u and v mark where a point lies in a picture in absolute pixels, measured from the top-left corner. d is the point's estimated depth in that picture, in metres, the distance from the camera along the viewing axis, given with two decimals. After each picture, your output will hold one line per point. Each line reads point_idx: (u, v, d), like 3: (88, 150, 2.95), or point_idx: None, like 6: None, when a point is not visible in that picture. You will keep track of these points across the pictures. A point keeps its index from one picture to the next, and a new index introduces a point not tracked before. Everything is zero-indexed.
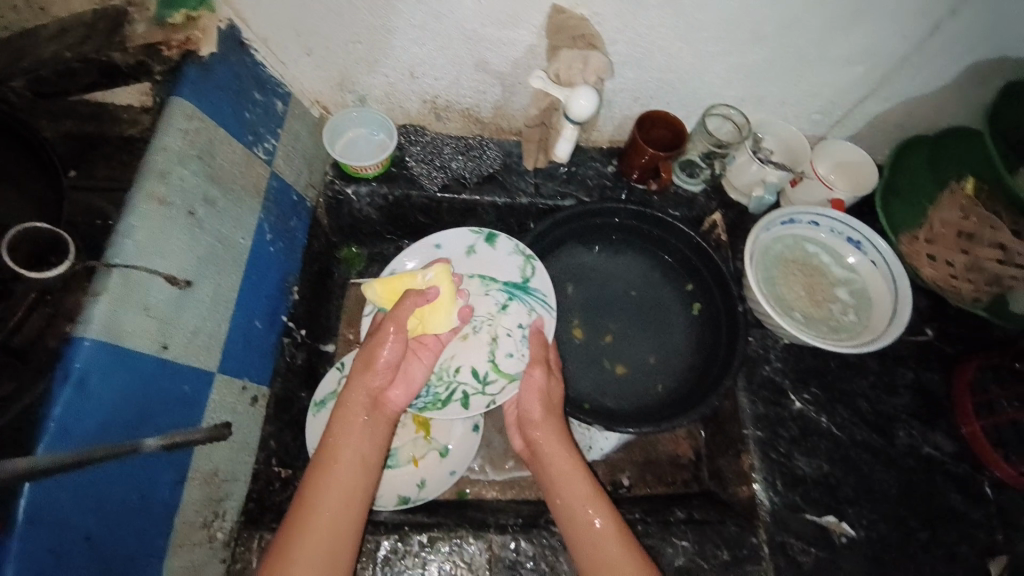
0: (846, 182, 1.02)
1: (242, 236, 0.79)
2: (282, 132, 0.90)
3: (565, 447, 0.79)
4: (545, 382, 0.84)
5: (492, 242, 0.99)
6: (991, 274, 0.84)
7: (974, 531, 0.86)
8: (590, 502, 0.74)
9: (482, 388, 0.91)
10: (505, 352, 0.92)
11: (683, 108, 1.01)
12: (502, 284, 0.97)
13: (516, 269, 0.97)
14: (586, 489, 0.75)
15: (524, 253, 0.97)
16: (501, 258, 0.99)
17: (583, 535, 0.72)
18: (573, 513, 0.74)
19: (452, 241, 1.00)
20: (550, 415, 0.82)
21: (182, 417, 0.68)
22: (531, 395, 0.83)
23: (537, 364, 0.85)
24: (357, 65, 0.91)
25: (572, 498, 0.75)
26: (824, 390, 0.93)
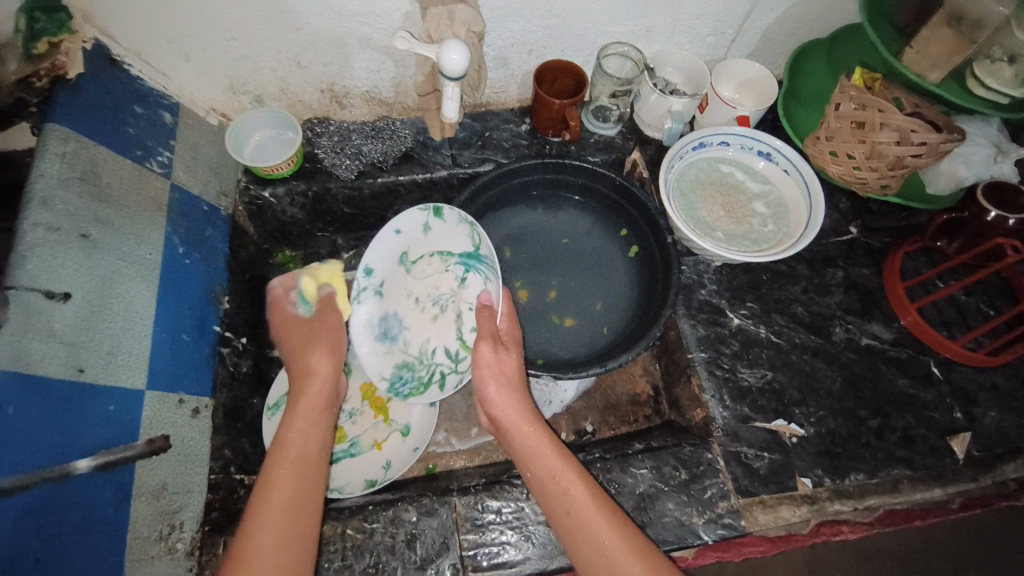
0: (750, 98, 1.04)
1: (149, 252, 0.79)
2: (177, 144, 0.90)
3: (526, 424, 0.76)
4: (495, 359, 0.79)
5: (440, 214, 0.85)
6: (891, 159, 0.86)
7: (929, 411, 0.88)
8: (558, 477, 0.72)
9: (457, 367, 0.86)
10: (472, 326, 0.86)
11: (578, 52, 1.01)
12: (457, 255, 0.86)
13: (467, 238, 0.86)
14: (555, 462, 0.73)
15: (469, 220, 0.84)
16: (453, 229, 0.86)
17: (558, 507, 0.70)
18: (547, 488, 0.72)
19: (405, 222, 0.84)
20: (510, 393, 0.78)
21: (115, 435, 0.68)
22: (485, 378, 0.79)
23: (484, 340, 0.79)
24: (240, 64, 0.91)
25: (541, 475, 0.73)
26: (759, 302, 0.95)
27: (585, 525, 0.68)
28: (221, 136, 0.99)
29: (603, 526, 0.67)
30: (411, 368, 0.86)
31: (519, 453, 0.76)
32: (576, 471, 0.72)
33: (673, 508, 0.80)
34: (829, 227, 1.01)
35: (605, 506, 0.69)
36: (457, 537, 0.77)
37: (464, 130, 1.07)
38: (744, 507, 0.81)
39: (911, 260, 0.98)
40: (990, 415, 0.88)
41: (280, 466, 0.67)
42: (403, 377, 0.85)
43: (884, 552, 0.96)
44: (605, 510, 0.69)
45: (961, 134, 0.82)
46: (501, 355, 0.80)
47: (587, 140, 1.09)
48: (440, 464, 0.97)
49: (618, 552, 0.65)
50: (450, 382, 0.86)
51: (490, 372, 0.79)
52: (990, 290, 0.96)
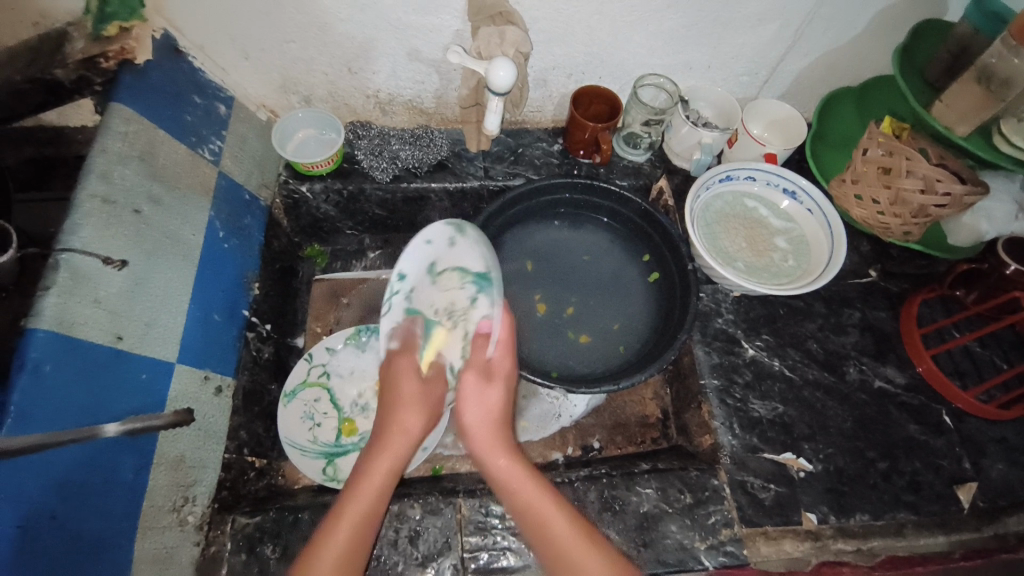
0: (778, 137, 1.07)
1: (192, 234, 0.83)
2: (227, 134, 0.94)
3: (499, 452, 0.71)
4: (483, 388, 0.72)
5: (461, 231, 0.78)
6: (915, 207, 0.88)
7: (938, 458, 0.87)
8: (535, 510, 0.67)
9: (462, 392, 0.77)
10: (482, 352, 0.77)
11: (615, 80, 1.05)
12: (472, 274, 0.77)
13: (477, 259, 0.77)
14: (530, 494, 0.68)
15: (478, 239, 0.77)
16: (464, 247, 0.78)
17: (537, 542, 0.66)
18: (523, 520, 0.67)
19: (429, 234, 0.77)
20: (495, 423, 0.72)
21: (142, 404, 0.71)
22: (464, 405, 0.72)
23: (471, 369, 0.72)
24: (294, 65, 0.96)
25: (519, 507, 0.68)
26: (774, 335, 0.96)
27: (569, 563, 0.63)
28: (267, 131, 1.04)
29: (595, 568, 0.63)
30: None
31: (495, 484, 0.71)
32: (554, 500, 0.68)
33: (675, 531, 0.80)
34: (848, 268, 1.02)
35: (590, 542, 0.65)
36: (460, 538, 0.78)
37: (498, 145, 1.11)
38: (746, 536, 0.81)
39: (927, 307, 0.99)
40: (998, 468, 0.88)
41: (336, 530, 0.63)
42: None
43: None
44: (596, 552, 0.64)
45: (985, 186, 0.84)
46: (489, 389, 0.73)
47: (617, 165, 1.12)
48: (446, 467, 0.98)
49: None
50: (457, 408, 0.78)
51: (471, 396, 0.72)
52: (1004, 343, 0.97)
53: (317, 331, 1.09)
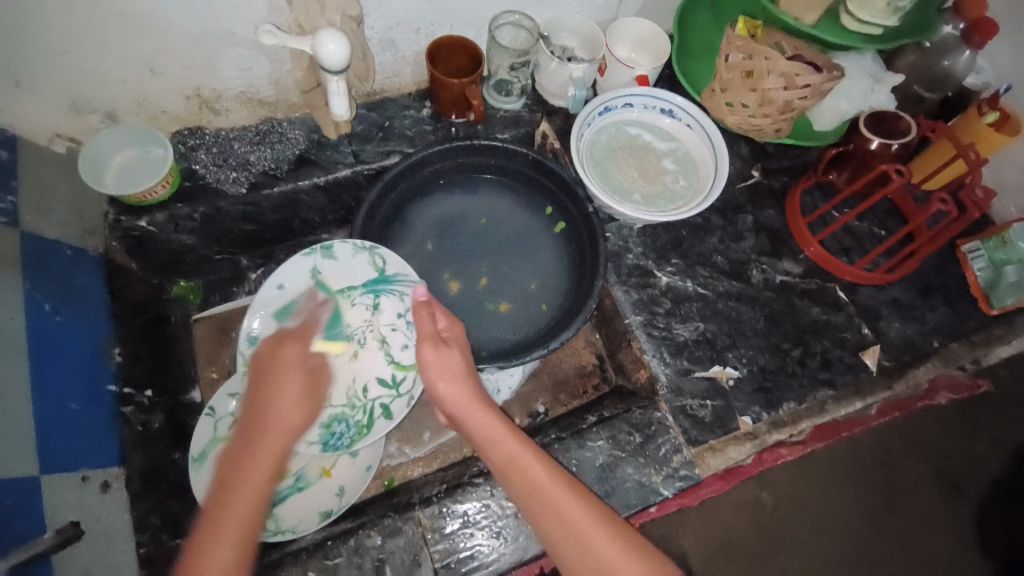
0: (647, 56, 1.05)
1: (8, 317, 0.67)
2: (21, 183, 0.76)
3: (479, 411, 0.74)
4: (457, 362, 0.76)
5: (330, 253, 0.84)
6: (781, 104, 0.89)
7: (841, 333, 0.95)
8: (518, 462, 0.71)
9: (396, 391, 0.83)
10: (400, 345, 0.84)
11: (469, 26, 0.96)
12: (361, 288, 0.85)
13: (367, 267, 0.85)
14: (516, 448, 0.71)
15: (366, 245, 0.85)
16: (348, 265, 0.85)
17: (525, 495, 0.69)
18: (509, 478, 0.70)
19: (290, 274, 0.83)
20: (464, 382, 0.75)
21: (18, 533, 0.60)
22: (435, 377, 0.75)
23: (426, 341, 0.76)
24: (80, 79, 0.78)
25: (504, 462, 0.71)
26: (683, 258, 0.98)
27: (555, 509, 0.67)
28: (75, 166, 0.86)
29: (574, 509, 0.67)
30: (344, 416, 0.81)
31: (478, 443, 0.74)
32: (538, 453, 0.72)
33: (632, 472, 0.83)
34: (734, 174, 1.05)
35: (573, 489, 0.69)
36: (428, 551, 0.75)
37: (362, 122, 1.00)
38: (696, 456, 0.85)
39: (809, 196, 1.04)
40: (895, 327, 0.97)
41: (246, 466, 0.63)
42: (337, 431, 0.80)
43: (818, 456, 1.07)
44: (582, 504, 0.68)
45: (841, 70, 0.87)
46: (444, 351, 0.76)
47: (494, 117, 1.05)
48: (397, 477, 0.93)
49: (591, 533, 0.66)
50: (395, 409, 0.82)
51: (439, 368, 0.75)
52: (880, 213, 1.05)
53: (214, 377, 0.97)
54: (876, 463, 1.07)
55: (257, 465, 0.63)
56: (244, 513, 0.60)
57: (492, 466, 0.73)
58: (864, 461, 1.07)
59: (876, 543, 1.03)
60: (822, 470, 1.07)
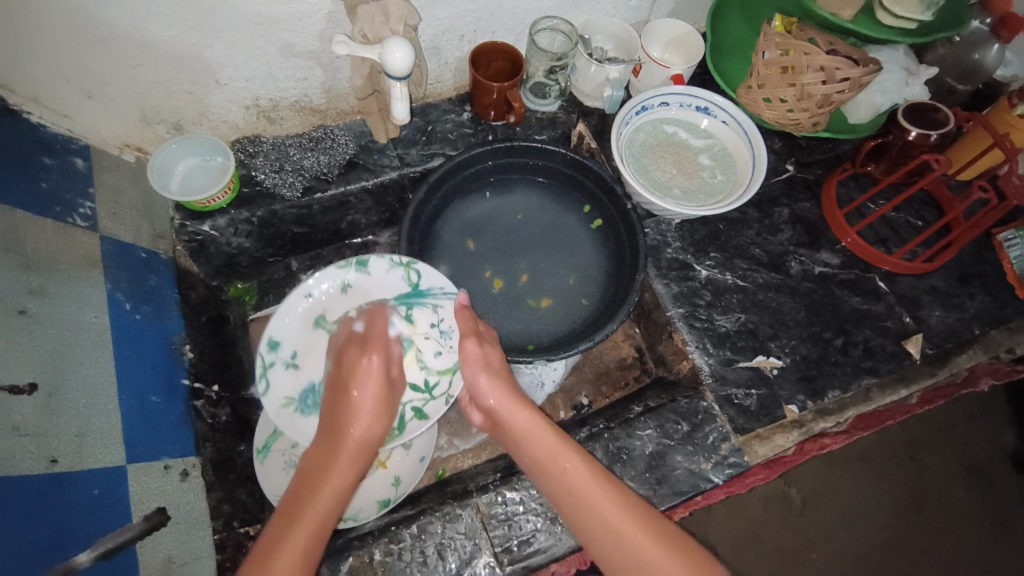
0: (679, 56, 1.07)
1: (94, 315, 0.72)
2: (96, 191, 0.81)
3: (517, 408, 0.78)
4: (481, 354, 0.80)
5: (364, 267, 0.86)
6: (820, 98, 0.90)
7: (882, 322, 0.96)
8: (556, 459, 0.74)
9: (430, 395, 0.86)
10: (433, 353, 0.87)
11: (508, 32, 1.00)
12: (394, 301, 0.87)
13: (400, 280, 0.87)
14: (552, 443, 0.75)
15: (402, 261, 0.86)
16: (382, 279, 0.87)
17: (559, 488, 0.73)
18: (544, 473, 0.74)
19: (321, 282, 0.84)
20: (500, 380, 0.79)
21: (107, 520, 0.63)
22: (475, 372, 0.79)
23: (469, 337, 0.81)
24: (150, 90, 0.82)
25: (544, 458, 0.74)
26: (721, 251, 1.00)
27: (592, 506, 0.70)
28: (142, 174, 0.90)
29: (608, 504, 0.70)
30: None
31: (513, 437, 0.78)
32: (575, 450, 0.75)
33: (682, 460, 0.85)
34: (769, 168, 1.07)
35: (608, 486, 0.71)
36: (486, 536, 0.78)
37: (406, 127, 1.04)
38: (743, 444, 0.86)
39: (843, 187, 1.05)
40: (936, 315, 0.98)
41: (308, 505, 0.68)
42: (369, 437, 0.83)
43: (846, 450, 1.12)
44: (615, 498, 0.71)
45: (878, 63, 0.88)
46: (485, 348, 0.81)
47: (531, 119, 1.08)
48: (448, 468, 0.96)
49: (626, 528, 0.69)
50: (428, 410, 0.86)
51: (478, 364, 0.80)
52: (915, 204, 1.06)
53: None
54: (904, 456, 1.13)
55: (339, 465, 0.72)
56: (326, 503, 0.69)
57: (525, 462, 0.76)
58: (890, 454, 1.13)
59: (902, 532, 1.08)
60: (851, 464, 1.12)
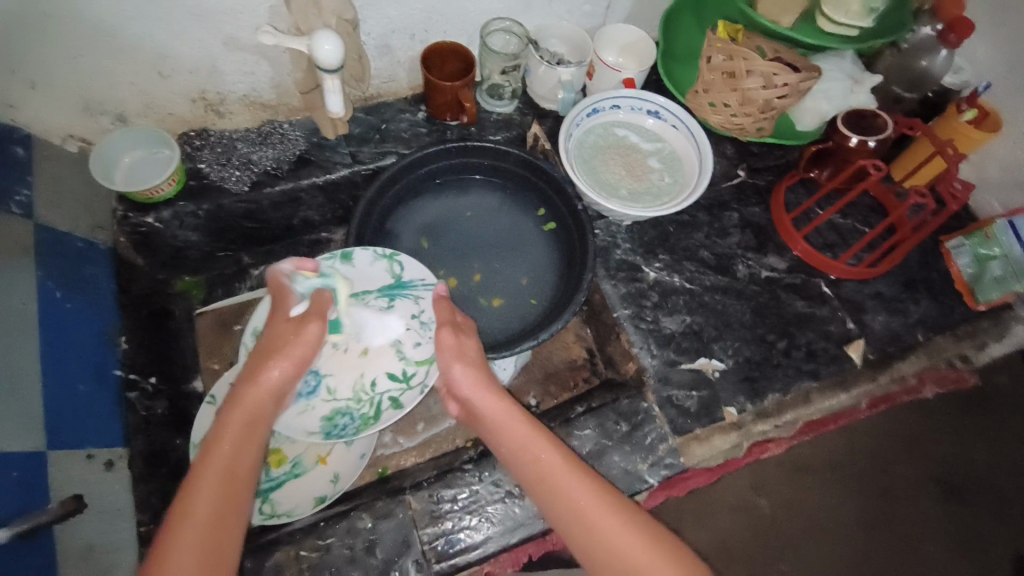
0: (632, 61, 1.07)
1: (20, 301, 0.72)
2: (35, 179, 0.82)
3: (492, 396, 0.76)
4: (454, 340, 0.77)
5: (348, 258, 0.85)
6: (762, 103, 0.92)
7: (826, 326, 0.97)
8: (530, 447, 0.72)
9: (407, 385, 0.79)
10: (411, 344, 0.79)
11: (462, 32, 1.01)
12: (376, 291, 0.83)
13: (383, 272, 0.85)
14: (525, 431, 0.74)
15: (385, 252, 0.85)
16: (365, 269, 0.85)
17: (535, 477, 0.70)
18: (521, 462, 0.71)
19: None
20: (475, 367, 0.77)
21: (21, 504, 0.64)
22: (449, 360, 0.76)
23: (444, 326, 0.78)
24: (92, 81, 0.82)
25: (516, 448, 0.73)
26: (670, 253, 1.00)
27: (567, 498, 0.68)
28: (87, 165, 0.91)
29: (583, 494, 0.68)
30: (349, 410, 0.79)
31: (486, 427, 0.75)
32: (550, 441, 0.73)
33: (619, 459, 0.85)
34: (720, 173, 1.08)
35: (584, 476, 0.70)
36: (417, 533, 0.77)
37: (360, 125, 1.04)
38: (682, 445, 0.87)
39: (793, 193, 1.07)
40: (879, 319, 0.99)
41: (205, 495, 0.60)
42: (341, 423, 0.78)
43: (814, 458, 1.10)
44: (593, 488, 0.69)
45: (819, 70, 0.89)
46: (459, 335, 0.78)
47: (487, 120, 1.09)
48: (390, 466, 0.95)
49: (599, 518, 0.66)
50: (404, 400, 0.78)
51: (453, 352, 0.77)
52: (863, 210, 1.07)
53: (214, 368, 0.98)
54: (876, 469, 1.10)
55: (249, 423, 0.67)
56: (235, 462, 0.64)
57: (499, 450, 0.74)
58: (862, 466, 1.10)
59: (875, 546, 1.05)
60: (822, 476, 1.09)
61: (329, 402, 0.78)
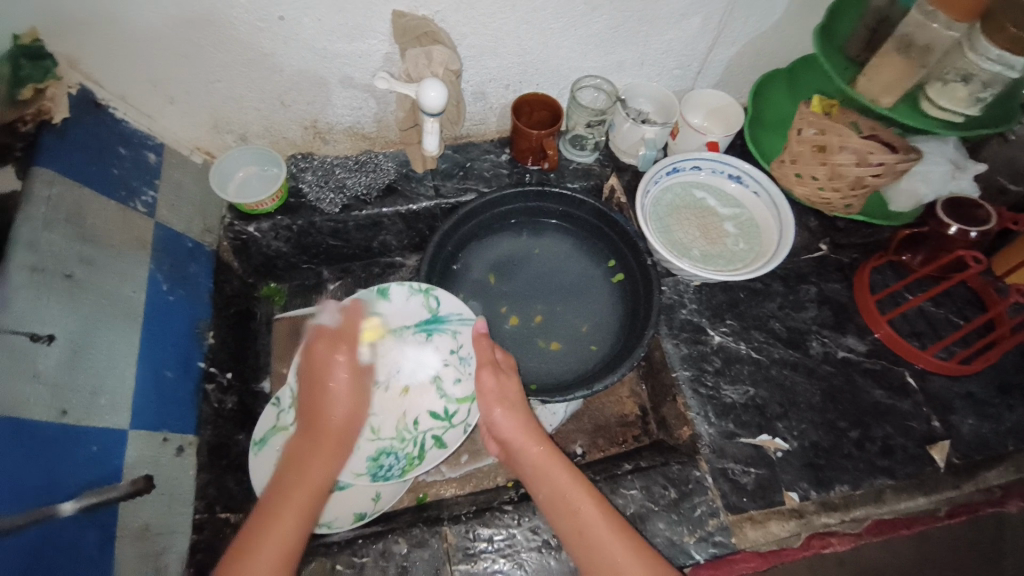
0: (719, 124, 1.09)
1: (132, 290, 0.80)
2: (160, 183, 0.91)
3: (533, 441, 0.77)
4: (496, 384, 0.80)
5: (386, 294, 0.91)
6: (852, 179, 0.90)
7: (906, 420, 0.90)
8: (569, 497, 0.73)
9: (449, 423, 0.85)
10: (451, 380, 0.87)
11: (554, 87, 1.06)
12: (414, 327, 0.89)
13: (422, 308, 0.90)
14: (565, 480, 0.74)
15: (421, 288, 0.90)
16: (402, 307, 0.90)
17: (571, 528, 0.71)
18: (558, 511, 0.72)
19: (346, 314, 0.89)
20: (518, 412, 0.79)
21: (99, 476, 0.68)
22: (491, 403, 0.79)
23: (485, 367, 0.81)
24: (225, 104, 0.93)
25: (553, 496, 0.74)
26: (738, 319, 0.97)
27: (603, 551, 0.69)
28: (206, 174, 1.01)
29: (617, 548, 0.69)
30: (393, 449, 0.84)
31: (527, 474, 0.77)
32: (588, 491, 0.73)
33: (663, 528, 0.81)
34: (800, 245, 1.04)
35: (620, 531, 0.70)
36: (449, 567, 0.77)
37: (446, 161, 1.10)
38: (734, 523, 0.82)
39: (880, 273, 1.02)
40: (968, 423, 0.91)
41: (285, 518, 0.69)
42: (386, 463, 0.83)
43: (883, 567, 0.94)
44: (628, 543, 0.69)
45: (918, 153, 0.86)
46: (503, 378, 0.81)
47: (566, 168, 1.12)
48: (430, 494, 0.96)
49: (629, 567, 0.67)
50: (447, 439, 0.84)
51: (494, 396, 0.80)
52: (958, 300, 1.01)
53: (281, 371, 1.04)
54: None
55: (320, 455, 0.75)
56: (310, 493, 0.72)
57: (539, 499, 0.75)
58: None
59: None
60: None
61: (375, 442, 0.84)
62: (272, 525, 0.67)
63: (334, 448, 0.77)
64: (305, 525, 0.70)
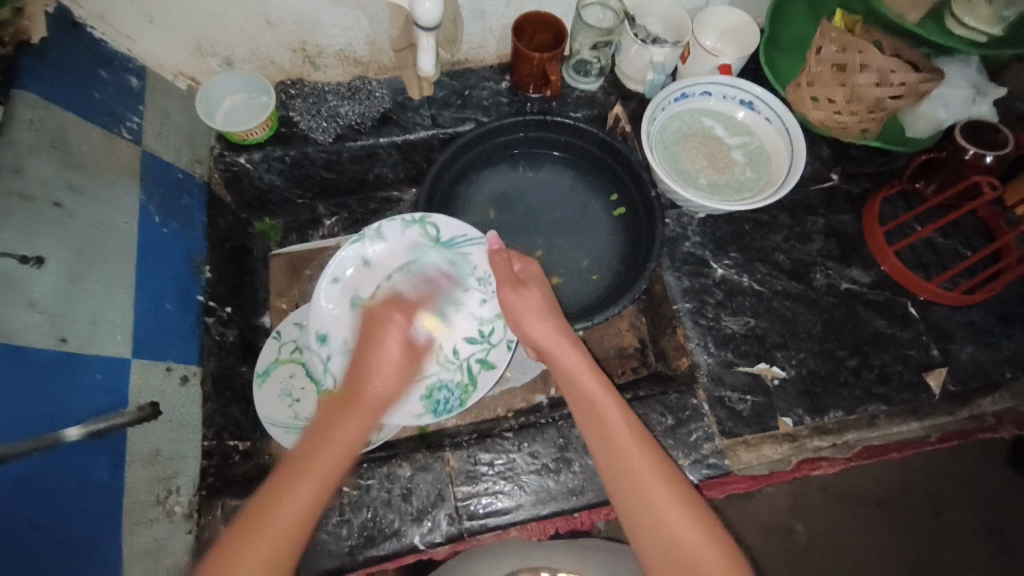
0: (733, 46, 1.01)
1: (125, 221, 0.78)
2: (145, 109, 0.88)
3: (568, 347, 0.77)
4: (526, 299, 0.79)
5: (379, 235, 0.87)
6: (872, 101, 0.87)
7: (906, 349, 0.90)
8: (597, 403, 0.73)
9: (490, 343, 0.87)
10: (478, 301, 0.87)
11: (558, 4, 0.99)
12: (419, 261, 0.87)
13: (419, 238, 0.88)
14: (596, 385, 0.74)
15: (414, 219, 0.87)
16: (399, 242, 0.87)
17: (590, 422, 0.73)
18: (583, 412, 0.74)
19: (341, 265, 0.85)
20: (551, 318, 0.78)
21: (105, 403, 0.69)
22: (519, 319, 0.79)
23: (505, 284, 0.80)
24: (207, 23, 0.88)
25: (582, 402, 0.74)
26: (742, 252, 0.96)
27: (624, 458, 0.69)
28: (193, 103, 0.97)
29: (639, 456, 0.69)
30: (443, 383, 0.84)
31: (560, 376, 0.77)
32: (616, 400, 0.73)
33: None
34: (810, 175, 1.01)
35: (641, 438, 0.71)
36: (452, 488, 0.79)
37: (443, 88, 1.05)
38: (728, 447, 0.84)
39: (890, 205, 0.99)
40: (966, 352, 0.91)
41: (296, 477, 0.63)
42: (441, 397, 0.83)
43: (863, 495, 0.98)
44: (648, 455, 0.69)
45: (940, 74, 0.85)
46: (530, 290, 0.80)
47: (569, 95, 1.06)
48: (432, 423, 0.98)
49: (648, 482, 0.67)
50: (493, 359, 0.86)
51: (522, 308, 0.79)
52: (968, 231, 0.99)
53: (282, 307, 1.06)
54: None
55: (347, 423, 0.69)
56: (336, 455, 0.66)
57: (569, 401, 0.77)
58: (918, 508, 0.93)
59: None
60: None
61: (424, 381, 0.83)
62: (295, 486, 0.62)
63: (341, 444, 0.67)
64: (319, 507, 0.63)
